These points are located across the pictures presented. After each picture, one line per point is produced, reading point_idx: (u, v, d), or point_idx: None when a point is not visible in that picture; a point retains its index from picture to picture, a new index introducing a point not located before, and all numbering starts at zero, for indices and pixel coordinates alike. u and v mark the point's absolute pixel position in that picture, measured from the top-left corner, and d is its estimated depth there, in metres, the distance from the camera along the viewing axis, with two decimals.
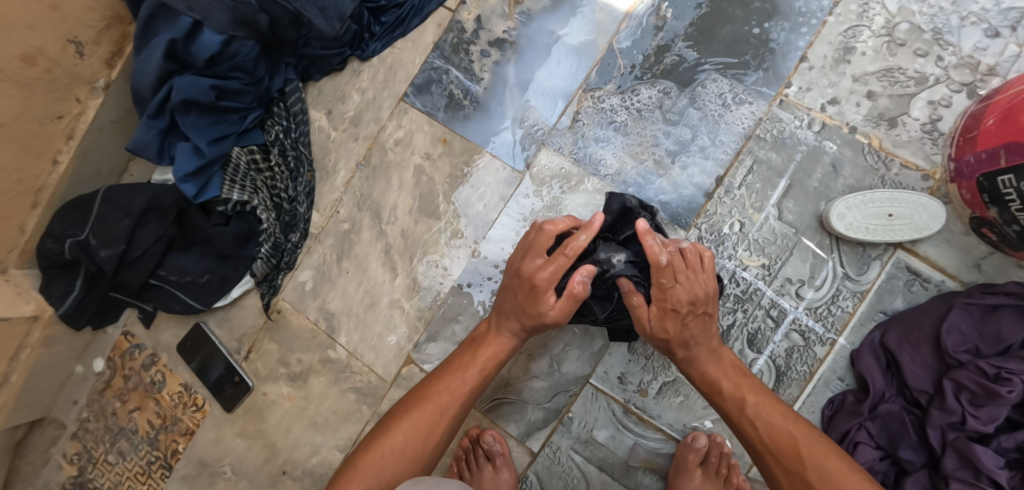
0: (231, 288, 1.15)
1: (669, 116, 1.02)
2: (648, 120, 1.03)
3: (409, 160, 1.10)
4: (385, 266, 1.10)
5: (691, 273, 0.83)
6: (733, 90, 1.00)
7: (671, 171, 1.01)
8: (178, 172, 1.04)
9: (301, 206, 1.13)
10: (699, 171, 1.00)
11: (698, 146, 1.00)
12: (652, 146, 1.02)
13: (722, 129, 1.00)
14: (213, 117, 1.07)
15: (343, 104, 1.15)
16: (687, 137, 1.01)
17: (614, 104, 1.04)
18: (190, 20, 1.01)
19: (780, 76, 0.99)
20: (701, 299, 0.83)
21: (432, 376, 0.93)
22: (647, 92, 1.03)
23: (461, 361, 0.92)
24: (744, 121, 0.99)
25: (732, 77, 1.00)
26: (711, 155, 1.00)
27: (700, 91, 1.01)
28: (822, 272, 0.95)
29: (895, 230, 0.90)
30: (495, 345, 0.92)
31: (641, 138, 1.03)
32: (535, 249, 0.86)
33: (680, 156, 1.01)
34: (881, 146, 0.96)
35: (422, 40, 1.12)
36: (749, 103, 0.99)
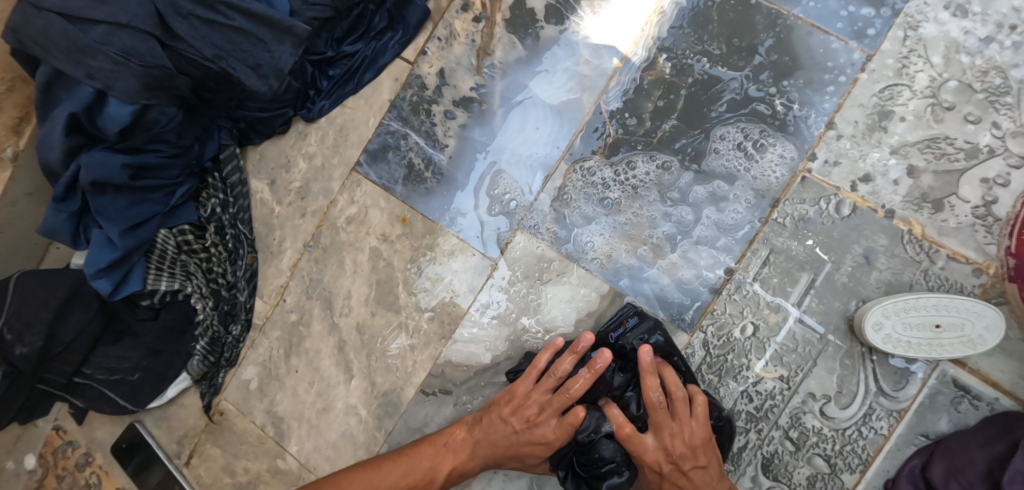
0: (167, 387, 1.01)
1: (669, 195, 0.85)
2: (643, 199, 0.85)
3: (364, 241, 0.94)
4: (338, 364, 0.94)
5: (674, 422, 0.76)
6: (745, 161, 0.83)
7: (671, 257, 0.84)
8: (90, 267, 0.88)
9: (241, 293, 0.99)
10: (706, 257, 0.83)
11: (702, 224, 0.84)
12: (649, 230, 0.85)
13: (737, 193, 0.83)
14: (132, 198, 0.90)
15: (288, 172, 0.98)
16: (688, 218, 0.84)
17: (606, 181, 0.86)
18: (92, 90, 0.84)
19: (804, 142, 0.82)
20: (682, 452, 0.76)
21: (382, 455, 0.86)
22: (644, 167, 0.85)
23: (423, 457, 0.83)
24: (774, 169, 0.82)
25: (744, 144, 0.83)
26: (718, 236, 0.83)
27: (705, 158, 0.84)
28: (852, 386, 0.80)
29: (943, 344, 0.74)
30: (461, 458, 0.83)
31: (636, 222, 0.85)
32: (547, 412, 0.80)
33: (681, 240, 0.84)
34: (924, 234, 0.79)
35: (377, 98, 0.95)
36: (773, 145, 0.82)
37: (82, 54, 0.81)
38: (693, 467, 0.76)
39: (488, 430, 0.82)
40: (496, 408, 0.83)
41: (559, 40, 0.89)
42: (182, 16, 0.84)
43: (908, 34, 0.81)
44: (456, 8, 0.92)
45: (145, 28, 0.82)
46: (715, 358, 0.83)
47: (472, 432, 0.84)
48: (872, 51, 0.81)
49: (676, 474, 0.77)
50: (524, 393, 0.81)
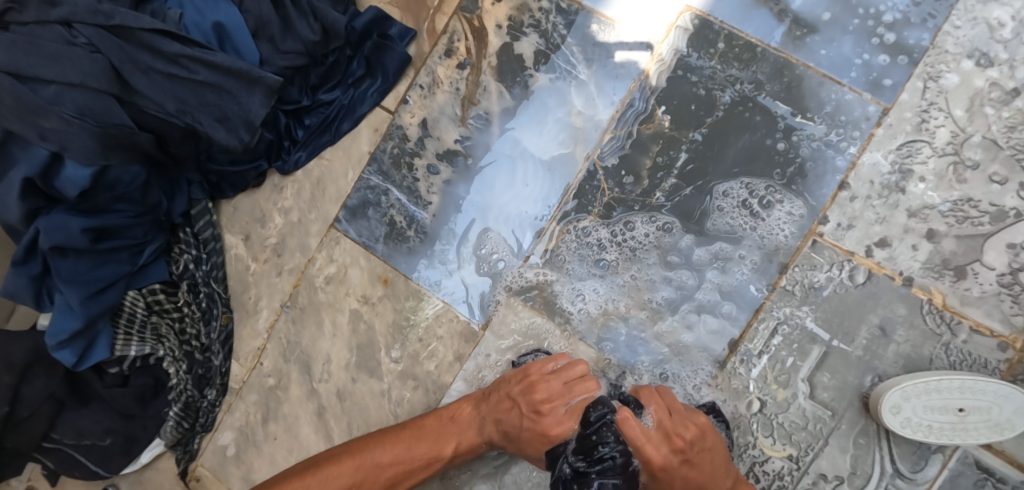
0: (140, 452, 0.96)
1: (669, 259, 0.78)
2: (642, 262, 0.79)
3: (343, 302, 0.88)
4: (319, 432, 0.89)
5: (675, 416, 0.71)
6: (751, 220, 0.76)
7: (671, 323, 0.78)
8: (51, 338, 0.82)
9: (216, 357, 0.93)
10: (709, 325, 0.77)
11: (705, 287, 0.77)
12: (648, 294, 0.79)
13: (742, 255, 0.76)
14: (95, 259, 0.84)
15: (263, 227, 0.93)
16: (689, 282, 0.78)
17: (603, 241, 0.80)
18: (46, 152, 0.78)
19: (816, 205, 0.75)
20: (690, 441, 0.70)
21: (386, 430, 0.78)
22: (642, 228, 0.79)
23: (431, 438, 0.76)
24: (783, 228, 0.76)
25: (749, 203, 0.76)
26: (723, 302, 0.77)
27: (707, 217, 0.78)
28: (866, 467, 0.74)
29: (968, 429, 0.68)
30: (467, 438, 0.77)
31: (635, 289, 0.79)
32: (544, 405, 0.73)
33: (681, 306, 0.78)
34: (945, 304, 0.73)
35: (355, 150, 0.89)
36: (780, 202, 0.76)
37: (32, 115, 0.75)
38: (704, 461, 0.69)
39: (496, 411, 0.76)
40: (501, 388, 0.77)
41: (550, 89, 0.83)
42: (142, 71, 0.78)
43: (928, 85, 0.74)
44: (439, 54, 0.86)
45: (98, 87, 0.76)
46: None
47: (479, 411, 0.77)
48: (889, 103, 0.75)
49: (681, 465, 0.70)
50: (529, 373, 0.76)
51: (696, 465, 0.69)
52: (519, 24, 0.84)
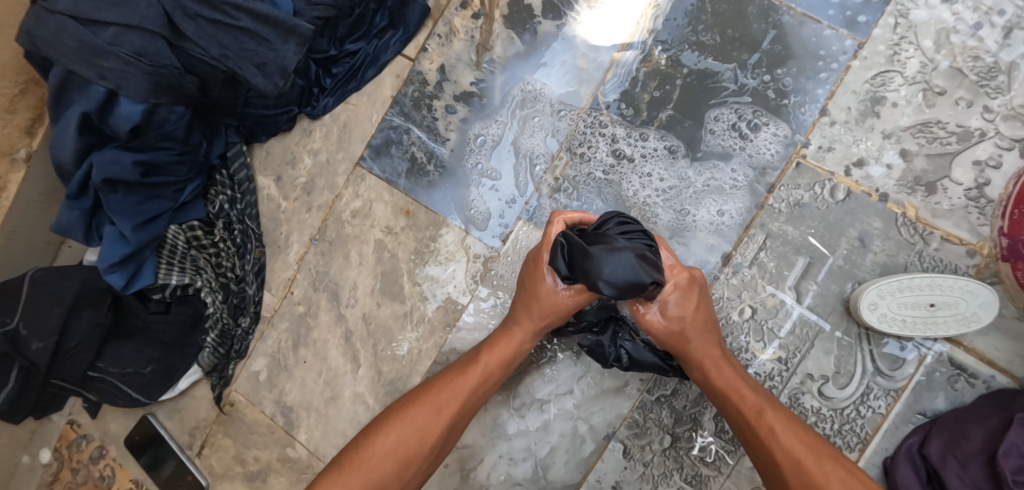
0: (178, 379, 1.04)
1: (678, 158, 0.86)
2: (654, 163, 0.87)
3: (368, 234, 0.96)
4: (346, 354, 0.97)
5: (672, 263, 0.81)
6: (740, 142, 0.84)
7: (677, 211, 0.86)
8: (103, 262, 0.90)
9: (250, 287, 1.01)
10: (718, 204, 0.85)
11: (709, 171, 0.85)
12: (654, 191, 0.86)
13: (732, 173, 0.84)
14: (142, 195, 0.92)
15: (294, 168, 1.01)
16: (691, 175, 0.85)
17: (619, 137, 0.88)
18: (103, 89, 0.86)
19: (799, 127, 0.83)
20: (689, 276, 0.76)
21: (426, 382, 0.79)
22: (655, 141, 0.87)
23: (471, 358, 0.80)
24: (769, 147, 0.84)
25: (739, 127, 0.84)
26: (729, 183, 0.84)
27: (704, 136, 0.85)
28: (849, 366, 0.81)
29: (938, 322, 0.75)
30: (502, 343, 0.79)
31: (643, 188, 0.87)
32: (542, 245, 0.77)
33: (686, 193, 0.86)
34: (918, 216, 0.81)
35: (379, 95, 0.98)
36: (766, 125, 0.84)
37: (94, 55, 0.84)
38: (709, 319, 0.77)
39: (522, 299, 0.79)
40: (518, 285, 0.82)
41: (556, 34, 0.91)
42: (190, 17, 0.87)
43: (899, 21, 0.82)
44: (455, 5, 0.95)
45: (154, 29, 0.84)
46: None
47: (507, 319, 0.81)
48: (864, 38, 0.83)
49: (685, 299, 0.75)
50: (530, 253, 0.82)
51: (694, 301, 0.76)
52: None
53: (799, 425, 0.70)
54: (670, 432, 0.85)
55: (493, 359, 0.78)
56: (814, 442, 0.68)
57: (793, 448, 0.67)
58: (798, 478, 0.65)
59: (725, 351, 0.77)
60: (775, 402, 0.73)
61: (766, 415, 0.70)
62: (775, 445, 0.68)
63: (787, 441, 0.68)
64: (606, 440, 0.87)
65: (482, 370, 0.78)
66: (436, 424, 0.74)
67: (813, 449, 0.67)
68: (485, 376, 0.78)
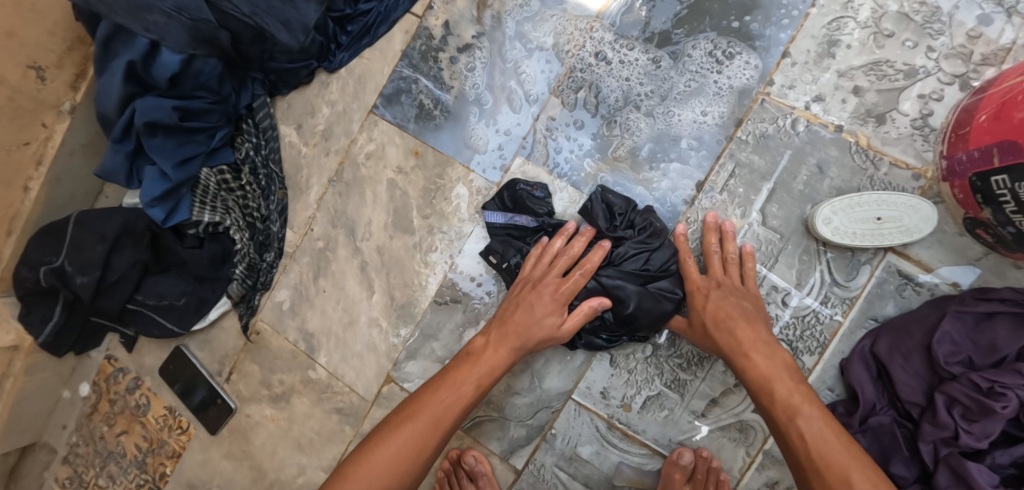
0: (210, 310, 1.14)
1: (659, 60, 0.97)
2: (632, 64, 0.98)
3: (381, 174, 1.07)
4: (362, 283, 1.07)
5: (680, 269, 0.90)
6: (714, 71, 0.95)
7: (660, 111, 0.97)
8: (145, 197, 1.02)
9: (274, 225, 1.11)
10: (703, 106, 0.95)
11: (692, 73, 0.96)
12: (636, 91, 0.98)
13: (707, 103, 0.95)
14: (180, 138, 1.04)
15: (313, 118, 1.12)
16: (674, 77, 0.96)
17: (605, 43, 0.99)
18: (147, 41, 0.98)
19: (769, 57, 0.94)
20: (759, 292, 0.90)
21: (421, 389, 0.90)
22: (636, 54, 0.98)
23: (460, 369, 0.89)
24: (743, 74, 0.94)
25: (713, 57, 0.95)
26: (713, 89, 0.95)
27: (684, 56, 0.96)
28: (809, 278, 0.91)
29: (885, 234, 0.86)
30: (490, 356, 0.89)
31: (622, 85, 0.98)
32: (558, 266, 0.90)
33: (670, 96, 0.96)
34: (870, 144, 0.91)
35: (390, 49, 1.08)
36: (740, 54, 0.94)
37: (139, 10, 0.95)
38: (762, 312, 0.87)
39: (514, 325, 0.89)
40: (512, 300, 0.91)
41: None
42: None
43: None
44: None
45: None
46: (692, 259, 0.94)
47: (493, 333, 0.91)
48: None
49: (753, 303, 0.87)
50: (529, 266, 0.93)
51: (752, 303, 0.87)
52: None
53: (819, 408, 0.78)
54: (651, 342, 0.95)
55: (479, 372, 0.88)
56: (831, 426, 0.76)
57: (811, 429, 0.76)
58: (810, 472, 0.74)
59: (778, 349, 0.84)
60: (803, 388, 0.79)
61: (796, 417, 0.77)
62: (795, 428, 0.77)
63: (808, 422, 0.76)
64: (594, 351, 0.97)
65: (477, 379, 0.88)
66: (433, 438, 0.85)
67: (842, 442, 0.74)
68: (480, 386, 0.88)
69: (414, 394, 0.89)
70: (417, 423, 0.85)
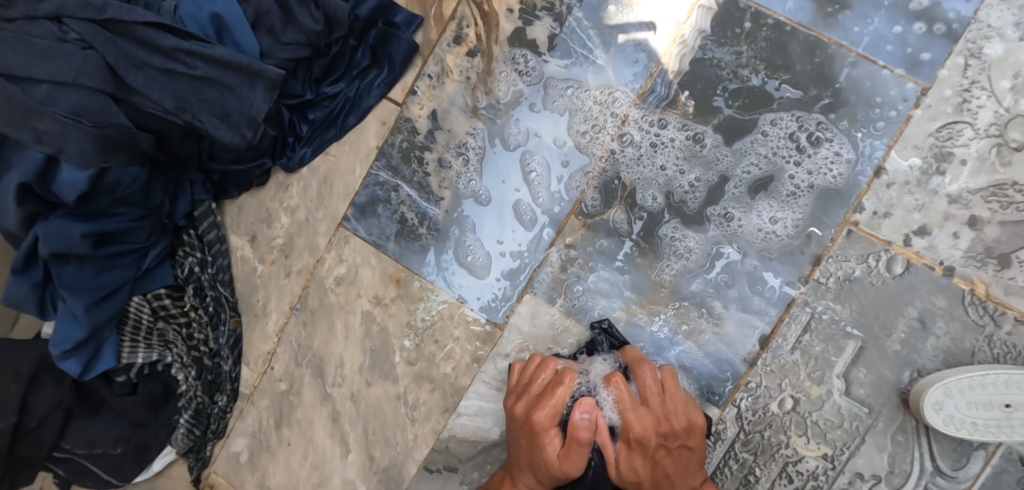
0: (152, 459, 0.95)
1: (702, 138, 0.75)
2: (668, 150, 0.76)
3: (355, 303, 0.85)
4: (334, 436, 0.87)
5: (668, 398, 0.68)
6: (791, 158, 0.72)
7: (714, 214, 0.74)
8: (55, 348, 0.79)
9: (226, 362, 0.90)
10: (772, 210, 0.73)
11: (759, 155, 0.73)
12: (678, 185, 0.75)
13: (779, 208, 0.73)
14: (98, 265, 0.82)
15: (269, 227, 0.90)
16: (728, 157, 0.74)
17: (632, 122, 0.77)
18: (41, 155, 0.75)
19: (869, 154, 0.71)
20: (677, 431, 0.67)
21: None
22: (674, 133, 0.75)
23: None
24: (830, 168, 0.71)
25: (788, 140, 0.72)
26: (788, 187, 0.72)
27: (752, 132, 0.73)
28: (905, 465, 0.71)
29: (1015, 426, 0.65)
30: None
31: (661, 179, 0.76)
32: (533, 387, 0.71)
33: (725, 190, 0.74)
34: (989, 294, 0.69)
35: (362, 144, 0.86)
36: (829, 140, 0.72)
37: (26, 117, 0.71)
38: (680, 446, 0.68)
39: (524, 467, 0.71)
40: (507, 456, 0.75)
41: (565, 75, 0.79)
42: (137, 67, 0.74)
43: (971, 62, 0.69)
44: (448, 41, 0.82)
45: (94, 85, 0.73)
46: (751, 435, 0.73)
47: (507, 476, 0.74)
48: (928, 82, 0.70)
49: (652, 458, 0.68)
50: (510, 396, 0.74)
51: (653, 454, 0.68)
52: (532, 7, 0.79)
53: None
54: None
55: None
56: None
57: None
58: None
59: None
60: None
61: None
62: None
63: None
64: None
65: None
66: None
67: None
68: None
69: None
70: None
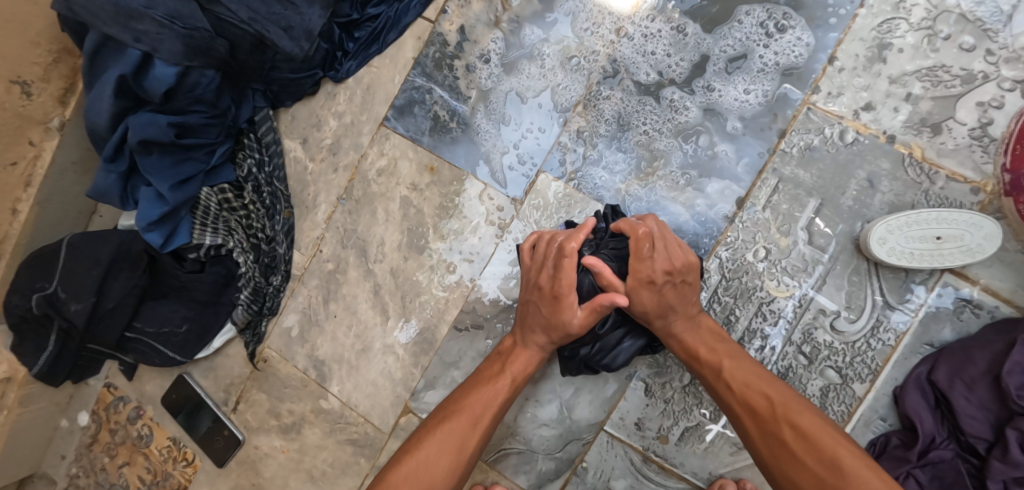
0: (213, 338, 1.07)
1: (685, 28, 0.90)
2: (658, 39, 0.91)
3: (394, 191, 1.00)
4: (375, 307, 1.01)
5: (667, 245, 0.80)
6: (762, 40, 0.87)
7: (699, 86, 0.89)
8: (141, 221, 0.94)
9: (281, 246, 1.05)
10: (746, 84, 0.88)
11: (734, 39, 0.88)
12: (667, 65, 0.90)
13: (752, 83, 0.88)
14: (176, 156, 0.96)
15: (319, 131, 1.05)
16: (708, 41, 0.89)
17: (629, 19, 0.92)
18: (139, 53, 0.89)
19: (826, 42, 0.86)
20: (679, 268, 0.80)
21: (457, 391, 0.86)
22: (662, 27, 0.91)
23: (494, 370, 0.86)
24: (793, 49, 0.86)
25: (758, 26, 0.87)
26: (758, 65, 0.87)
27: (729, 22, 0.88)
28: (859, 301, 0.85)
29: (945, 254, 0.79)
30: (523, 356, 0.86)
31: (652, 64, 0.91)
32: (548, 255, 0.83)
33: (706, 67, 0.89)
34: (924, 156, 0.84)
35: (401, 57, 1.01)
36: (792, 28, 0.87)
37: (130, 19, 0.87)
38: (683, 281, 0.80)
39: (541, 328, 0.84)
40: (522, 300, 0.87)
41: None
42: None
43: None
44: None
45: None
46: (731, 281, 0.88)
47: (519, 334, 0.87)
48: None
49: (659, 291, 0.80)
50: (528, 271, 0.86)
51: (665, 293, 0.80)
52: None
53: (722, 347, 0.80)
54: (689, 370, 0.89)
55: (517, 368, 0.85)
56: (733, 364, 0.79)
57: (713, 371, 0.80)
58: (748, 421, 0.76)
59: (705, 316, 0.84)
60: (705, 339, 0.81)
61: (725, 377, 0.78)
62: (703, 376, 0.81)
63: (710, 365, 0.80)
64: (628, 379, 0.91)
65: (511, 377, 0.84)
66: (473, 434, 0.81)
67: (784, 394, 0.76)
68: (514, 384, 0.85)
69: (446, 399, 0.86)
70: (455, 420, 0.81)
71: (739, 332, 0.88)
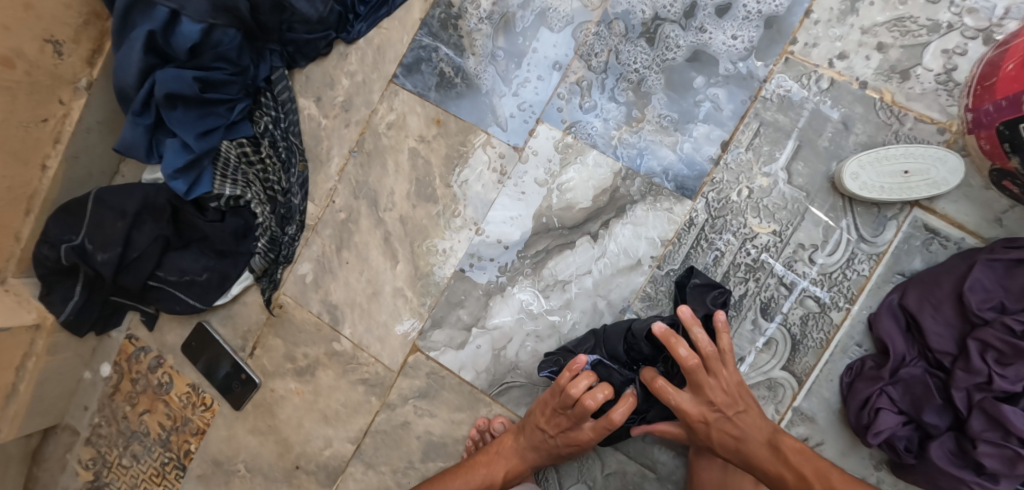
0: (231, 285, 1.13)
1: None
2: None
3: (403, 143, 1.07)
4: (385, 253, 1.07)
5: (711, 378, 0.86)
6: None
7: (692, 26, 0.96)
8: (168, 169, 1.02)
9: (296, 198, 1.11)
10: (733, 30, 0.95)
11: None
12: (662, 6, 0.97)
13: (737, 31, 0.95)
14: (200, 111, 1.03)
15: (332, 89, 1.11)
16: None
17: None
18: (167, 10, 0.97)
19: None
20: (725, 402, 0.86)
21: (450, 473, 0.97)
22: None
23: (492, 464, 0.95)
24: None
25: None
26: (743, 13, 0.94)
27: None
28: (836, 235, 0.92)
29: (912, 187, 0.86)
30: (516, 462, 0.96)
31: (647, 6, 0.98)
32: (581, 417, 0.90)
33: (698, 10, 0.96)
34: (894, 100, 0.91)
35: (409, 18, 1.07)
36: None
37: None
38: (735, 413, 0.85)
39: (551, 448, 0.94)
40: (539, 424, 0.94)
41: None
42: None
43: None
44: None
45: None
46: (716, 219, 0.95)
47: (519, 441, 0.96)
48: None
49: (716, 427, 0.86)
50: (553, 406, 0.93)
51: (724, 428, 0.85)
52: None
53: (807, 469, 0.79)
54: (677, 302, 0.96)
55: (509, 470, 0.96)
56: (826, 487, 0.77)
57: None
58: None
59: (774, 433, 0.84)
60: (781, 464, 0.81)
61: None
62: None
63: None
64: (622, 312, 0.98)
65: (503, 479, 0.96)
66: None
67: None
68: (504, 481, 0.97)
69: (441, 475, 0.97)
70: None
71: (724, 266, 0.95)
